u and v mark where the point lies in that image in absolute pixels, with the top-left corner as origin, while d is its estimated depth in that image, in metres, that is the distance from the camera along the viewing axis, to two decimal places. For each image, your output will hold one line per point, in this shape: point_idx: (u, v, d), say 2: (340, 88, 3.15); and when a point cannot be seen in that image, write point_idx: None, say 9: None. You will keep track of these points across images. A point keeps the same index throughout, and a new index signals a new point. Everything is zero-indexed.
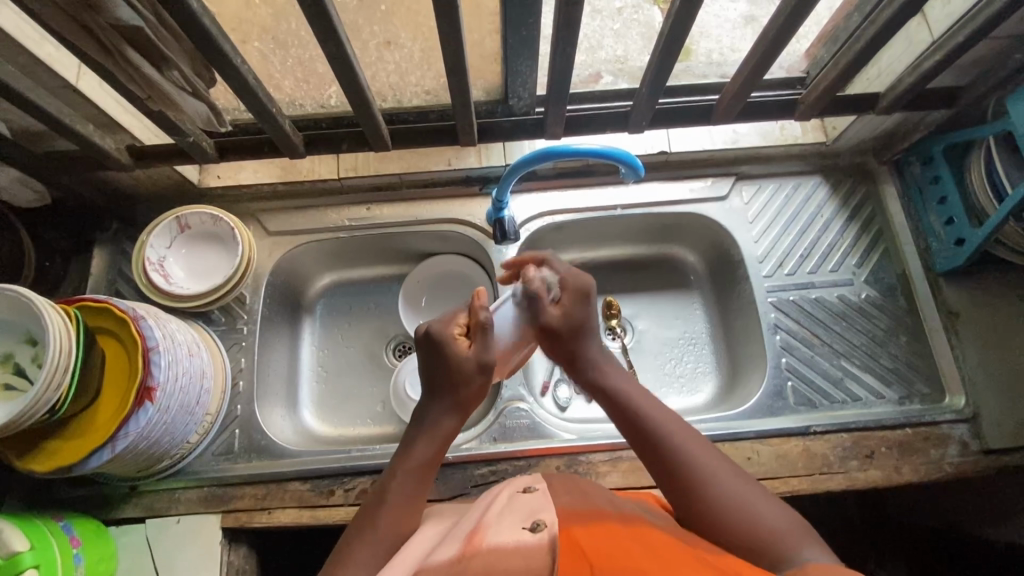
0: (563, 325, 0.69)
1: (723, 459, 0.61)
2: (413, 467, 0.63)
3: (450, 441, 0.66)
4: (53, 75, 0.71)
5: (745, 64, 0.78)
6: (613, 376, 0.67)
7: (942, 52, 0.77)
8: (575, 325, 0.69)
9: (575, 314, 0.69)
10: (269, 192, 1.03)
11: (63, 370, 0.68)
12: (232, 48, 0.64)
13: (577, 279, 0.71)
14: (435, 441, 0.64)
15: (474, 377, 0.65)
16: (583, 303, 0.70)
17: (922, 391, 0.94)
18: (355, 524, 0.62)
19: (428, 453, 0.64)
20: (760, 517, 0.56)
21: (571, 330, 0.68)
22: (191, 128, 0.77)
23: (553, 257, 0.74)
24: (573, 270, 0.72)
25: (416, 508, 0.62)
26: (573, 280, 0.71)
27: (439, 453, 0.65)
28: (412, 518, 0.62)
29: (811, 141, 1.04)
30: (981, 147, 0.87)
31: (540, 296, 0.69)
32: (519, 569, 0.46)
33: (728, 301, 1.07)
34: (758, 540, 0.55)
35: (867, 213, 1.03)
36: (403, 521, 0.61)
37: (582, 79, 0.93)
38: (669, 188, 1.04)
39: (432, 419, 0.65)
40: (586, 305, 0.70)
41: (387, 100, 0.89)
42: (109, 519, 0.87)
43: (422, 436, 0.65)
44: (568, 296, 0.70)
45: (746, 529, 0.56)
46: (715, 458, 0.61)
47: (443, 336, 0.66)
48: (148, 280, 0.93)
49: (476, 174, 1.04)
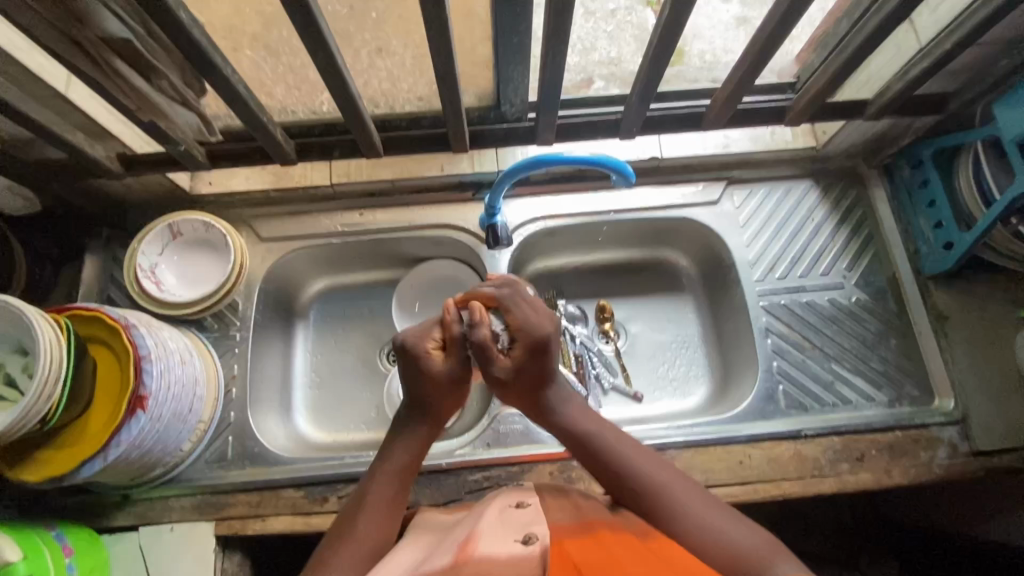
0: (515, 376, 0.69)
1: (696, 488, 0.63)
2: (392, 469, 0.66)
3: (425, 451, 0.70)
4: (42, 84, 0.71)
5: (736, 71, 0.79)
6: (578, 416, 0.70)
7: (929, 60, 0.77)
8: (524, 376, 0.69)
9: (528, 368, 0.69)
10: (261, 198, 1.03)
11: (53, 381, 0.68)
12: (222, 58, 0.64)
13: (535, 334, 0.69)
14: (410, 444, 0.69)
15: (444, 390, 0.70)
16: (539, 355, 0.69)
17: (911, 393, 0.95)
18: (337, 526, 0.63)
19: (404, 456, 0.67)
20: (732, 537, 0.57)
21: (526, 379, 0.69)
22: (182, 137, 0.77)
23: (510, 299, 0.71)
24: (530, 320, 0.70)
25: (397, 511, 0.64)
26: (529, 334, 0.69)
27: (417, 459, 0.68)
28: (390, 518, 0.63)
29: (802, 146, 1.05)
30: (969, 152, 0.88)
31: (490, 351, 0.68)
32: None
33: (721, 304, 1.08)
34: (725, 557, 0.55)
35: (857, 217, 1.04)
36: (382, 521, 0.62)
37: (574, 84, 0.93)
38: (661, 193, 1.05)
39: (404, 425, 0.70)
40: (541, 358, 0.69)
41: (379, 106, 0.89)
42: (103, 528, 0.87)
43: (398, 442, 0.69)
44: (521, 351, 0.69)
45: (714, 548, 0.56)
46: (688, 489, 0.62)
47: (418, 349, 0.70)
48: (140, 287, 0.93)
49: (470, 179, 1.04)
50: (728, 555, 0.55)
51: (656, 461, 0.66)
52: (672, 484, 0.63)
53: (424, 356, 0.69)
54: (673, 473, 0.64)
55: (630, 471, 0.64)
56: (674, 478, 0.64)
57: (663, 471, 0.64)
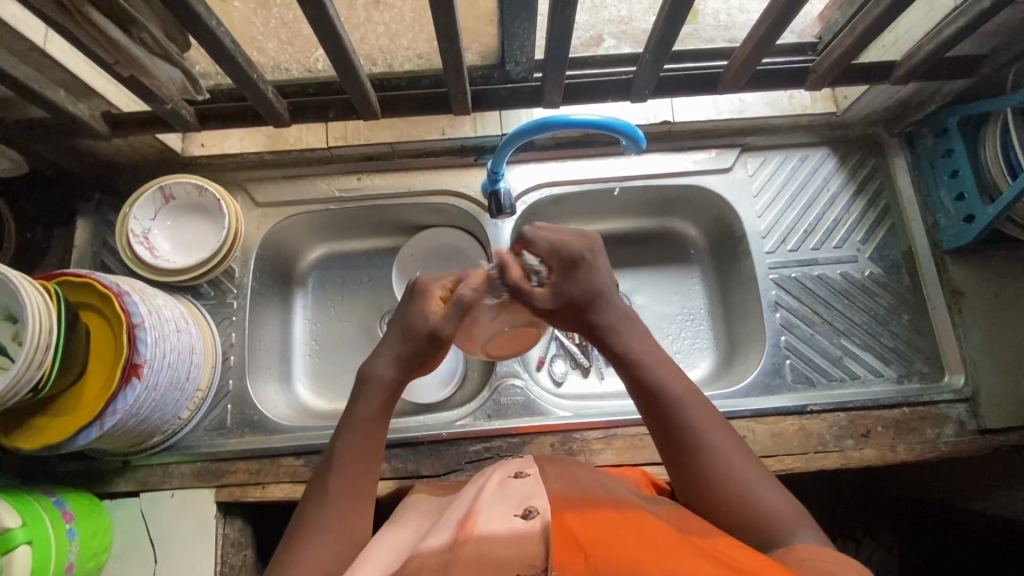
0: (556, 306, 0.63)
1: (734, 435, 0.61)
2: (359, 421, 0.62)
3: (396, 393, 0.65)
4: (18, 37, 0.66)
5: (756, 30, 0.73)
6: (633, 339, 0.64)
7: (966, 18, 0.72)
8: (567, 300, 0.63)
9: (566, 291, 0.63)
10: (255, 160, 0.99)
11: (44, 349, 0.66)
12: (206, 9, 0.59)
13: (570, 251, 0.64)
14: (378, 395, 0.64)
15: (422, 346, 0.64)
16: (572, 273, 0.63)
17: (920, 370, 0.93)
18: (310, 492, 0.61)
19: (370, 409, 0.63)
20: (763, 499, 0.56)
21: (567, 308, 0.63)
22: (168, 96, 0.73)
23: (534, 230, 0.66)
24: (556, 239, 0.64)
25: (370, 463, 0.62)
26: (557, 252, 0.64)
27: (387, 401, 0.64)
28: (365, 472, 0.61)
29: (820, 111, 0.99)
30: (997, 118, 0.84)
31: (523, 286, 0.64)
32: (511, 558, 0.46)
33: (728, 276, 1.05)
34: (754, 517, 0.55)
35: (875, 187, 1.00)
36: (355, 478, 0.60)
37: (583, 43, 0.88)
38: (671, 160, 1.01)
39: (372, 375, 0.64)
40: (575, 275, 0.63)
41: (377, 64, 0.84)
42: (104, 493, 0.88)
43: (364, 392, 0.64)
44: (557, 274, 0.64)
45: (741, 504, 0.56)
46: (728, 437, 0.60)
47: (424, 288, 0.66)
48: (132, 253, 0.90)
49: (473, 143, 0.99)
50: (756, 514, 0.55)
51: (702, 402, 0.61)
52: (714, 430, 0.60)
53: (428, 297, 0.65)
54: (717, 419, 0.61)
55: (675, 409, 0.60)
56: (717, 424, 0.60)
57: (708, 414, 0.61)
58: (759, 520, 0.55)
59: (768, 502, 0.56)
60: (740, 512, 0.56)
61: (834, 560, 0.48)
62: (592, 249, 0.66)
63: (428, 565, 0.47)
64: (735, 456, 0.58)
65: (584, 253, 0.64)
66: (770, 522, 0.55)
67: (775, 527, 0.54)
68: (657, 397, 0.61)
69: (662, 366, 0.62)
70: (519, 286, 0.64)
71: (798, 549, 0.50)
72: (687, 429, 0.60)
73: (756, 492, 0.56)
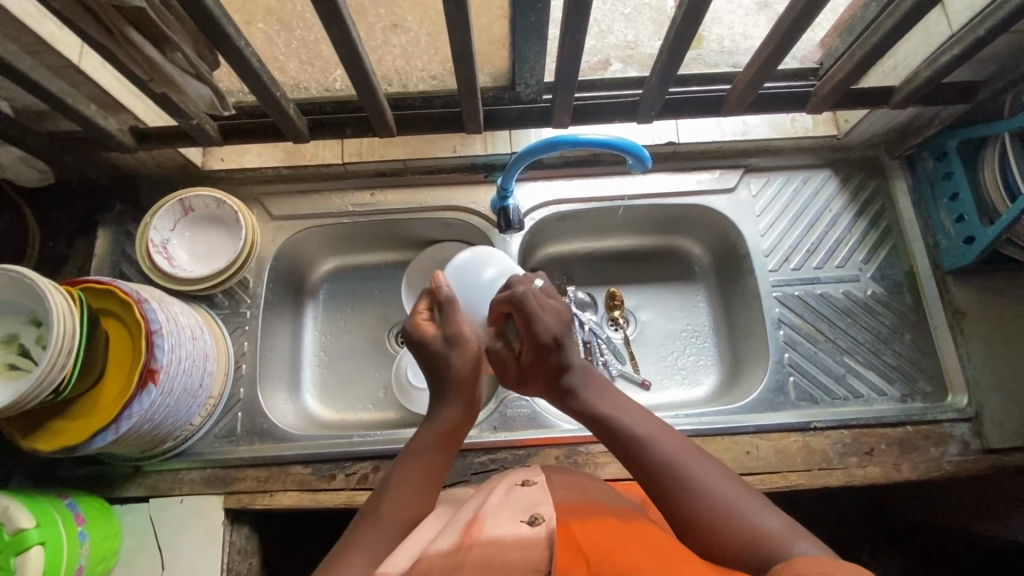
0: (533, 373, 0.69)
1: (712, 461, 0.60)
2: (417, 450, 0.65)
3: (460, 429, 0.67)
4: (56, 54, 0.70)
5: (757, 56, 0.76)
6: (600, 399, 0.67)
7: (961, 46, 0.75)
8: (551, 372, 0.68)
9: (546, 364, 0.68)
10: (273, 174, 1.02)
11: (66, 352, 0.68)
12: (236, 31, 0.63)
13: (544, 333, 0.66)
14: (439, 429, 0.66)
15: (442, 355, 0.68)
16: (551, 351, 0.67)
17: (923, 389, 0.94)
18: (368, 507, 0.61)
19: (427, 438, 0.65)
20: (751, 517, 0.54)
21: (545, 376, 0.68)
22: (194, 111, 0.76)
23: (526, 305, 0.67)
24: (541, 321, 0.67)
25: (427, 494, 0.62)
26: (534, 338, 0.67)
27: (456, 432, 0.67)
28: (419, 504, 0.61)
29: (822, 134, 1.02)
30: (995, 143, 0.86)
31: (503, 357, 0.72)
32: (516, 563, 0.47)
33: (732, 294, 1.07)
34: (745, 535, 0.53)
35: (876, 208, 1.02)
36: (412, 507, 0.60)
37: (590, 66, 0.91)
38: (677, 179, 1.03)
39: (433, 411, 0.68)
40: (556, 353, 0.67)
41: (393, 84, 0.87)
42: (115, 498, 0.89)
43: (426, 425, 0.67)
44: (533, 350, 0.67)
45: (730, 526, 0.54)
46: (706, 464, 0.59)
47: (413, 329, 0.70)
48: (151, 262, 0.93)
49: (482, 162, 1.02)
50: (745, 532, 0.53)
51: (675, 436, 0.62)
52: (691, 456, 0.59)
53: (418, 327, 0.70)
54: (697, 451, 0.61)
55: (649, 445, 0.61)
56: (696, 453, 0.60)
57: (683, 446, 0.61)
58: (750, 539, 0.53)
59: (752, 522, 0.54)
60: (728, 534, 0.53)
61: (827, 563, 0.46)
62: (568, 328, 0.68)
63: (436, 566, 0.48)
64: (716, 480, 0.57)
65: (557, 337, 0.66)
66: (762, 540, 0.52)
67: (768, 545, 0.52)
68: (630, 439, 0.62)
69: (633, 415, 0.65)
70: (501, 360, 0.72)
71: (796, 561, 0.48)
72: (663, 458, 0.59)
73: (740, 515, 0.54)
